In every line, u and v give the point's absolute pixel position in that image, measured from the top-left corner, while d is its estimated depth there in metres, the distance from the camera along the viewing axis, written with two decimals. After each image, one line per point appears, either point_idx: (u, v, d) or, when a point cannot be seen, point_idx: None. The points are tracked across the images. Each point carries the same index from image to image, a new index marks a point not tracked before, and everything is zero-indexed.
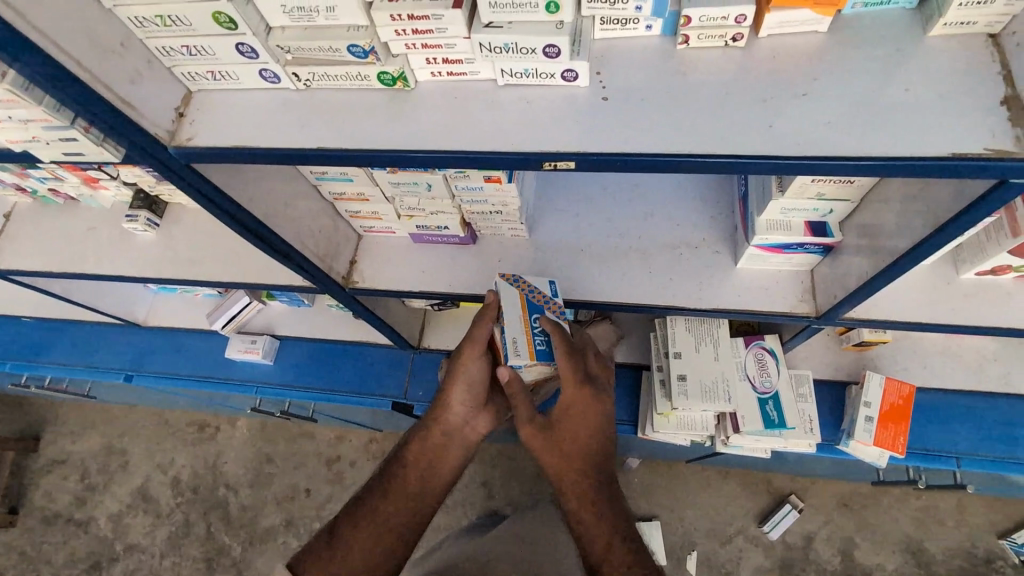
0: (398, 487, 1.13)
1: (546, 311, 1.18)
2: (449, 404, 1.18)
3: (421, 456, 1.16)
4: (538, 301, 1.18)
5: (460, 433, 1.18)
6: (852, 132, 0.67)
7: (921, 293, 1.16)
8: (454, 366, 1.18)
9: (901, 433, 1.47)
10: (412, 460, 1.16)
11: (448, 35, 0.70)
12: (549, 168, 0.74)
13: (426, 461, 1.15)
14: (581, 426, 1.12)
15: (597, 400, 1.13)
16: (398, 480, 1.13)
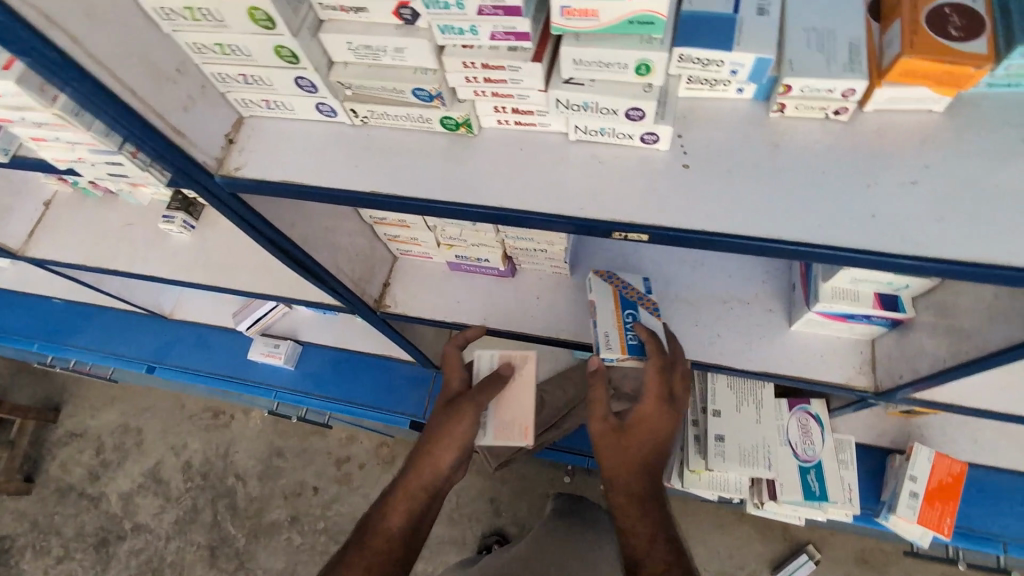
0: (381, 559, 0.92)
1: (640, 308, 1.11)
2: (436, 459, 1.00)
3: (403, 513, 0.97)
4: (631, 297, 1.11)
5: (441, 491, 1.01)
6: (967, 234, 0.59)
7: (991, 378, 1.07)
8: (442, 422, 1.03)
9: (948, 514, 1.37)
10: (394, 521, 0.96)
11: (522, 87, 0.65)
12: (616, 237, 0.68)
13: (411, 522, 0.97)
14: (644, 431, 0.96)
15: (674, 415, 0.96)
16: (376, 549, 0.93)
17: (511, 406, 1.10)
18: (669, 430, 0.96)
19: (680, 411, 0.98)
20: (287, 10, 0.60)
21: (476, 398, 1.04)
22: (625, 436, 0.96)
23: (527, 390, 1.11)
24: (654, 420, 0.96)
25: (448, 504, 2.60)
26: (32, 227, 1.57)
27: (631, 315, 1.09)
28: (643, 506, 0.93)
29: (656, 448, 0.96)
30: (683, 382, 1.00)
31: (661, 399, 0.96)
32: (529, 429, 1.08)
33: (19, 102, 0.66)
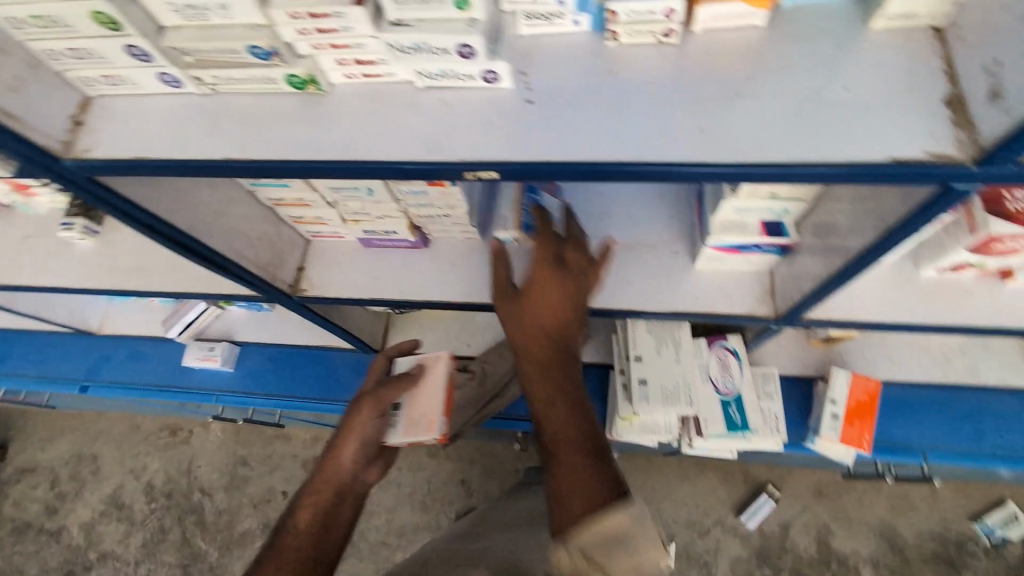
0: (288, 549, 0.98)
1: (543, 193, 1.18)
2: (339, 453, 1.07)
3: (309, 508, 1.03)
4: (537, 183, 1.18)
5: (351, 488, 1.07)
6: (790, 138, 0.62)
7: (880, 291, 1.12)
8: (350, 420, 1.09)
9: (866, 431, 1.45)
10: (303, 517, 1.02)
11: (355, 35, 0.64)
12: (471, 178, 0.68)
13: (317, 516, 1.02)
14: (537, 303, 0.98)
15: (564, 277, 0.99)
16: (288, 541, 0.99)
17: (420, 400, 1.11)
18: (559, 290, 0.98)
19: (571, 273, 0.99)
20: None
21: (376, 393, 1.10)
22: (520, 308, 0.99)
23: (435, 384, 1.12)
24: (545, 293, 0.98)
25: (420, 490, 2.61)
26: None
27: (534, 204, 1.16)
28: (547, 366, 0.97)
29: (552, 314, 0.98)
30: (572, 249, 1.03)
31: (547, 264, 1.00)
32: (434, 423, 1.07)
33: None
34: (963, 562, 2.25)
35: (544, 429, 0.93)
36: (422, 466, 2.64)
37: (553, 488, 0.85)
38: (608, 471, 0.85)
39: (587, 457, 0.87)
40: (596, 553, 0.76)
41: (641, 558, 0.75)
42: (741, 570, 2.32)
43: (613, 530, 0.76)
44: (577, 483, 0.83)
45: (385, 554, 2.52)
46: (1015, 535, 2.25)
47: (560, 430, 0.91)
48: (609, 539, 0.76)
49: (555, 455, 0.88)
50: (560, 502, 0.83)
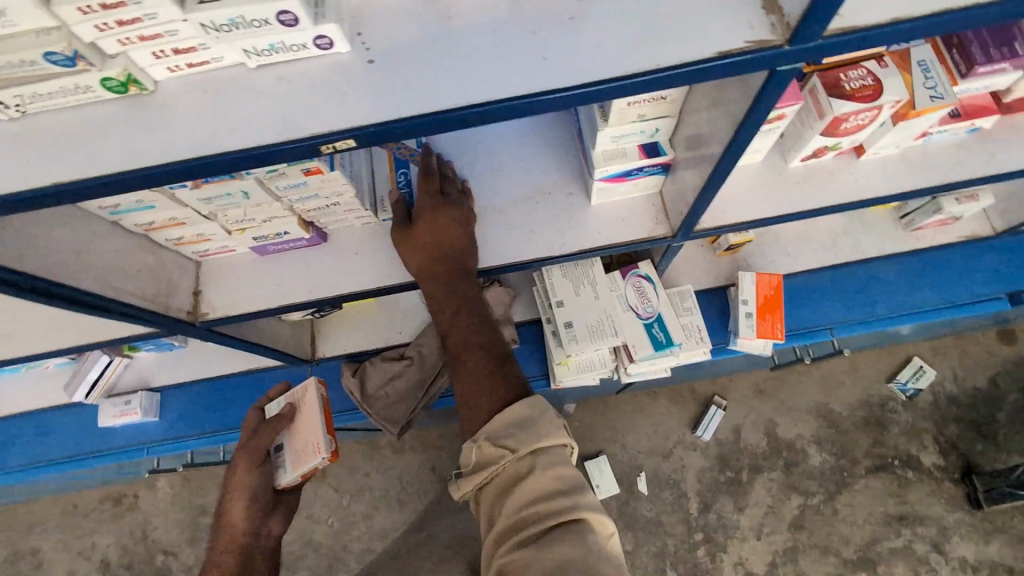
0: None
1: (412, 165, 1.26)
2: (231, 521, 1.11)
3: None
4: (404, 156, 1.25)
5: (254, 544, 1.11)
6: (625, 50, 0.64)
7: (758, 190, 1.21)
8: (231, 480, 1.13)
9: (777, 321, 1.57)
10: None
11: (162, 21, 0.59)
12: (328, 151, 0.66)
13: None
14: (427, 238, 1.13)
15: (449, 212, 1.12)
16: None
17: (300, 434, 1.14)
18: (445, 224, 1.12)
19: (455, 208, 1.13)
20: None
21: (248, 446, 1.13)
22: (411, 243, 1.13)
23: (308, 412, 1.13)
24: (431, 227, 1.12)
25: (393, 490, 2.58)
26: None
27: (404, 175, 1.25)
28: (445, 287, 1.14)
29: (444, 246, 1.13)
30: (452, 187, 1.18)
31: (433, 200, 1.13)
32: (320, 445, 1.09)
33: None
34: (889, 419, 2.52)
35: (454, 342, 1.12)
36: (390, 465, 2.62)
37: (463, 393, 1.06)
38: (507, 369, 1.06)
39: (489, 361, 1.07)
40: (501, 437, 0.94)
41: (542, 438, 0.91)
42: (707, 479, 2.49)
43: (518, 416, 0.95)
44: (482, 384, 1.04)
45: (372, 559, 2.49)
46: (924, 384, 2.53)
47: (467, 341, 1.11)
48: (513, 422, 0.95)
49: (464, 361, 1.09)
50: (470, 402, 1.04)
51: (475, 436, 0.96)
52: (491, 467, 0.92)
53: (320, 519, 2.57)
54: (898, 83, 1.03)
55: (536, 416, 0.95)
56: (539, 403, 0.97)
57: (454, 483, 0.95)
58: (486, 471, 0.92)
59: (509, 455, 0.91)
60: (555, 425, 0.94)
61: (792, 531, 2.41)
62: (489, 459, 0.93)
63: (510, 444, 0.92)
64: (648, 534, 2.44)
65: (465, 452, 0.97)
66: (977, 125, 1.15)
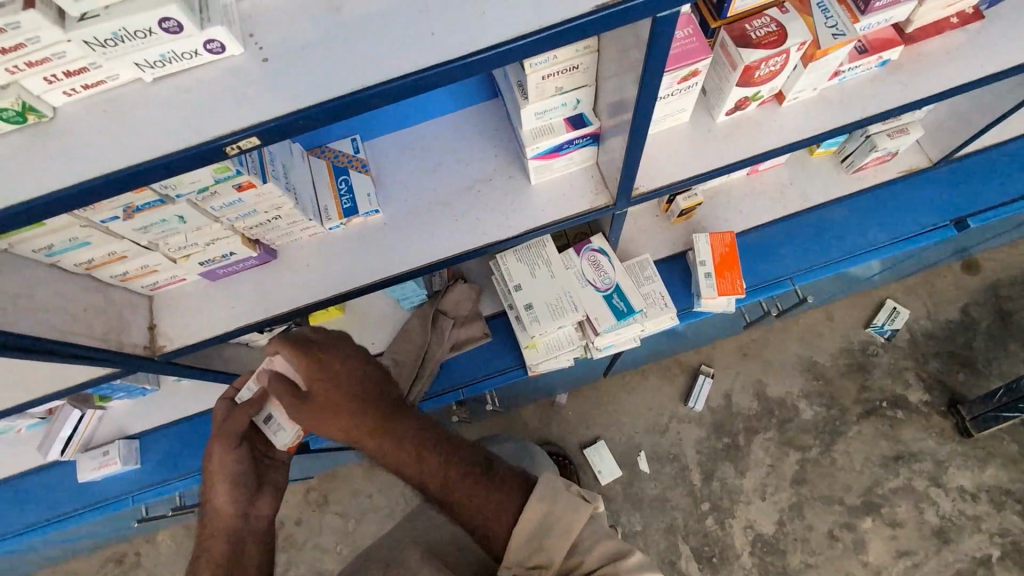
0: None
1: (351, 170, 1.27)
2: (217, 507, 1.10)
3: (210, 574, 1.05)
4: (342, 163, 1.27)
5: (243, 528, 1.10)
6: (509, 14, 0.66)
7: (691, 149, 1.24)
8: (209, 466, 1.11)
9: (737, 277, 1.59)
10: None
11: (45, 43, 0.60)
12: (235, 151, 0.67)
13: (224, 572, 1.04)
14: (337, 396, 0.97)
15: (335, 372, 0.98)
16: None
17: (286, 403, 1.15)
18: (340, 383, 0.98)
19: (343, 359, 0.99)
20: None
21: (223, 428, 1.11)
22: (325, 414, 0.96)
23: None
24: (331, 386, 0.97)
25: (396, 507, 2.57)
26: None
27: (345, 181, 1.26)
28: (388, 442, 0.99)
29: (358, 403, 0.98)
30: (328, 336, 1.01)
31: (312, 370, 0.97)
32: None
33: None
34: (871, 363, 2.56)
35: (432, 486, 0.98)
36: (390, 482, 2.60)
37: (473, 528, 0.96)
38: (494, 479, 0.98)
39: (478, 482, 0.98)
40: (530, 555, 0.91)
41: (568, 530, 0.91)
42: (705, 448, 2.51)
43: (535, 521, 0.92)
44: (484, 510, 0.95)
45: None
46: (900, 324, 2.57)
47: (446, 479, 0.98)
48: (536, 531, 0.92)
49: (455, 497, 0.97)
50: (483, 529, 0.95)
51: (506, 564, 0.92)
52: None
53: (329, 547, 2.54)
54: (800, 26, 1.07)
55: (552, 508, 0.93)
56: (548, 495, 0.93)
57: None
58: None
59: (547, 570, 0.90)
60: (572, 503, 0.93)
61: (795, 486, 2.43)
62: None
63: (543, 558, 0.91)
64: (656, 511, 2.44)
65: None
66: (886, 57, 1.19)
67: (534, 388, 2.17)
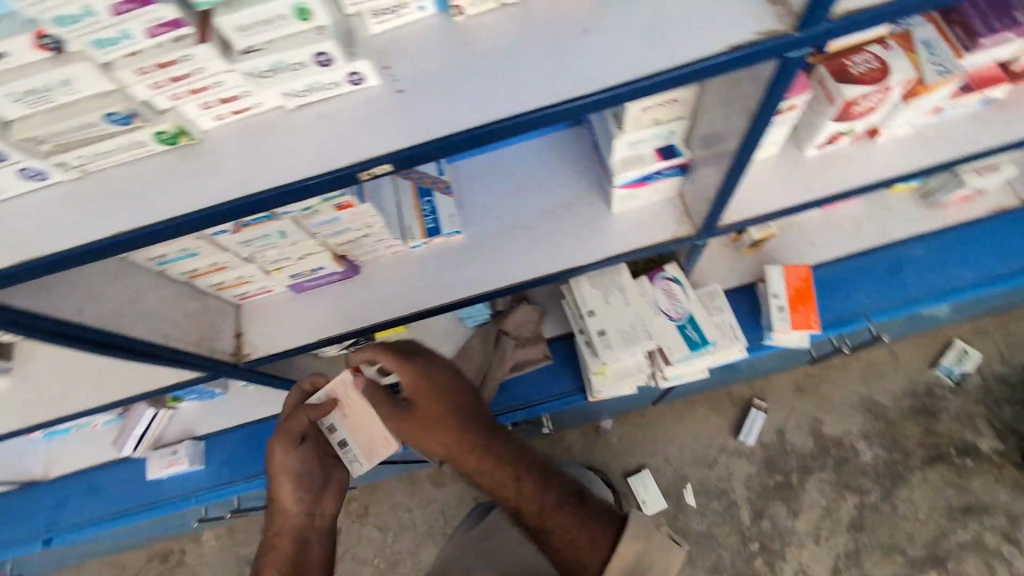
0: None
1: (436, 192, 1.28)
2: (286, 505, 1.13)
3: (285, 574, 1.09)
4: (427, 185, 1.27)
5: (309, 526, 1.14)
6: (640, 54, 0.67)
7: (777, 182, 1.22)
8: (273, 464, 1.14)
9: (811, 310, 1.55)
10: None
11: (210, 73, 0.64)
12: (367, 177, 0.69)
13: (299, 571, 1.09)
14: (449, 419, 1.18)
15: (443, 396, 1.19)
16: None
17: (356, 428, 1.16)
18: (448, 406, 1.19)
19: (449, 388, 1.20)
20: None
21: (286, 428, 1.14)
22: (440, 433, 1.18)
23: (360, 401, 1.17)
24: (451, 407, 1.19)
25: (436, 523, 2.55)
26: None
27: (430, 202, 1.27)
28: (491, 466, 1.19)
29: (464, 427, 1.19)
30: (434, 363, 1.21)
31: (426, 394, 1.18)
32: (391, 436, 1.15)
33: None
34: (938, 407, 2.43)
35: (529, 512, 1.16)
36: (431, 498, 2.59)
37: (561, 556, 1.11)
38: (584, 511, 1.15)
39: (571, 512, 1.14)
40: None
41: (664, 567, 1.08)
42: (757, 485, 2.42)
43: (630, 556, 1.09)
44: (575, 540, 1.11)
45: None
46: (970, 367, 2.43)
47: (542, 508, 1.16)
48: (633, 566, 1.09)
49: (551, 527, 1.14)
50: (574, 561, 1.10)
51: None
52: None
53: (367, 559, 2.54)
54: (903, 63, 1.05)
55: (647, 546, 1.09)
56: (642, 535, 1.10)
57: None
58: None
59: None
60: (665, 544, 1.09)
61: (852, 532, 2.31)
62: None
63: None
64: (703, 548, 2.36)
65: None
66: (989, 95, 1.16)
67: (584, 412, 2.14)
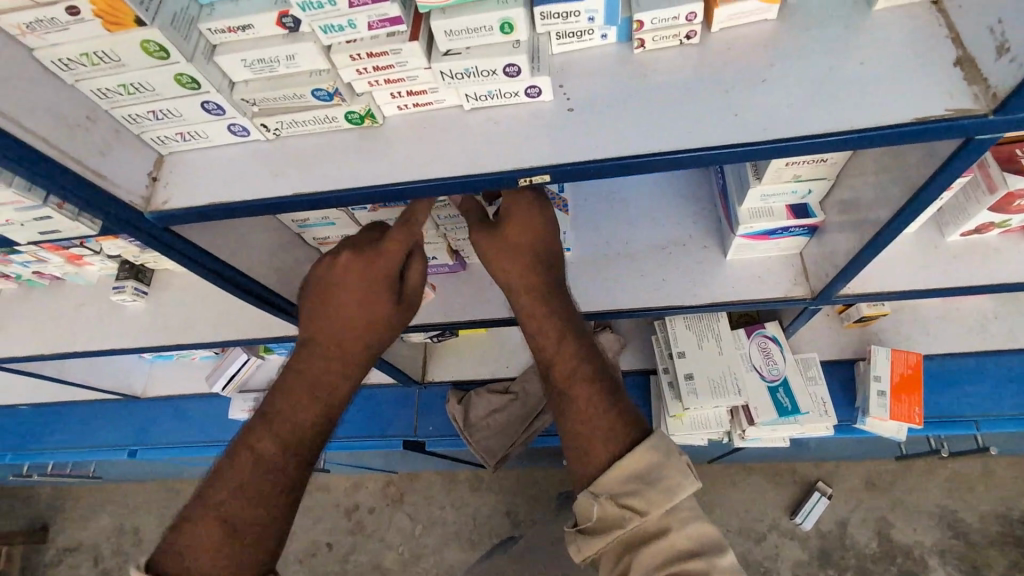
0: (237, 516, 0.82)
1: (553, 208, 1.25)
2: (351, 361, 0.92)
3: (241, 471, 0.84)
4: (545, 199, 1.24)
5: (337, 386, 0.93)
6: (819, 110, 0.68)
7: (909, 261, 1.16)
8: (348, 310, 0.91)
9: (916, 404, 1.43)
10: (236, 476, 0.84)
11: (409, 68, 0.71)
12: (525, 184, 0.74)
13: (261, 478, 0.85)
14: (528, 242, 0.93)
15: (535, 206, 0.93)
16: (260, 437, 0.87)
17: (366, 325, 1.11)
18: (539, 220, 0.93)
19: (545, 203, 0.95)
20: (177, 36, 0.65)
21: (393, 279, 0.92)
22: (507, 254, 0.93)
23: None
24: (532, 236, 0.94)
25: (464, 527, 2.56)
26: None
27: None
28: (546, 306, 0.93)
29: (539, 251, 0.94)
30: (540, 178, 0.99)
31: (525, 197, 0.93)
32: None
33: None
34: None
35: (559, 374, 0.89)
36: (465, 501, 2.61)
37: (572, 436, 0.85)
38: (621, 406, 0.86)
39: (603, 397, 0.86)
40: (625, 494, 0.79)
41: (674, 492, 0.79)
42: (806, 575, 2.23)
43: (641, 465, 0.80)
44: (596, 425, 0.84)
45: None
46: None
47: (573, 375, 0.88)
48: (639, 476, 0.80)
49: (571, 397, 0.86)
50: (584, 445, 0.83)
51: (595, 489, 0.80)
52: (615, 528, 0.78)
53: (392, 545, 2.58)
54: None
55: (663, 462, 0.80)
56: (662, 447, 0.81)
57: (574, 541, 0.81)
58: (612, 534, 0.78)
59: (639, 517, 0.78)
60: (682, 469, 0.80)
61: None
62: (612, 519, 0.79)
63: (638, 503, 0.78)
64: None
65: (581, 503, 0.81)
66: None
67: None
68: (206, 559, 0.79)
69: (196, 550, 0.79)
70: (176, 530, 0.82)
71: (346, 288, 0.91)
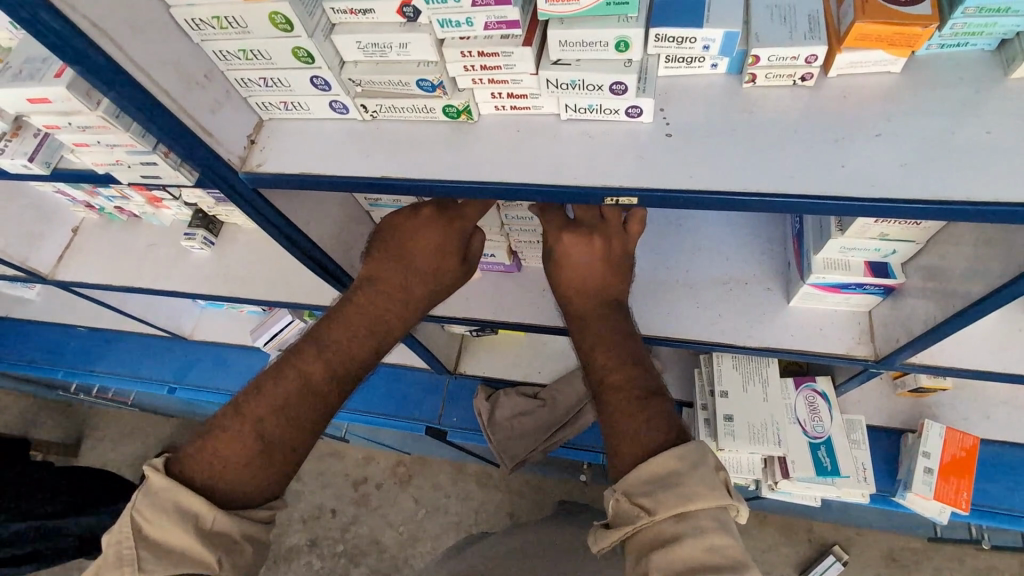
0: (272, 435, 0.80)
1: None
2: (409, 304, 0.93)
3: (283, 391, 0.82)
4: None
5: (386, 325, 0.91)
6: (934, 174, 0.65)
7: (989, 340, 1.09)
8: (413, 253, 0.94)
9: (964, 489, 1.35)
10: (276, 395, 0.82)
11: (515, 71, 0.72)
12: (611, 204, 0.73)
13: (305, 402, 0.83)
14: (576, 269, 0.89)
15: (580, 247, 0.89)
16: (307, 358, 0.85)
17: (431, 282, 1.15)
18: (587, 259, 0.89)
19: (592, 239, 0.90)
20: (303, 13, 0.68)
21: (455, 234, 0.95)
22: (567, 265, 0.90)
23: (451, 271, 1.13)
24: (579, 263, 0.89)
25: (466, 520, 2.57)
26: (60, 252, 1.59)
27: None
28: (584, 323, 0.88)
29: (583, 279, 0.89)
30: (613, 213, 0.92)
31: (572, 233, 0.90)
32: None
33: (69, 106, 0.77)
34: None
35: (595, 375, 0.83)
36: (471, 495, 2.62)
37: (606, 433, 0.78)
38: (656, 410, 0.77)
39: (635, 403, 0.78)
40: (642, 494, 0.70)
41: (690, 502, 0.68)
42: None
43: (662, 468, 0.71)
44: (625, 425, 0.76)
45: None
46: None
47: (608, 380, 0.81)
48: (660, 479, 0.70)
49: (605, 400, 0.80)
50: (615, 443, 0.77)
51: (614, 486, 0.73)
52: (625, 526, 0.70)
53: (393, 524, 2.62)
54: None
55: (685, 471, 0.70)
56: (690, 456, 0.71)
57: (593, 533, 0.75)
58: (619, 531, 0.70)
59: (647, 516, 0.68)
60: (712, 483, 0.69)
61: None
62: (623, 515, 0.71)
63: (649, 503, 0.69)
64: None
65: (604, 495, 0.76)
66: None
67: None
68: (231, 471, 0.77)
69: (222, 459, 0.77)
70: (203, 438, 0.79)
71: (423, 240, 0.94)
